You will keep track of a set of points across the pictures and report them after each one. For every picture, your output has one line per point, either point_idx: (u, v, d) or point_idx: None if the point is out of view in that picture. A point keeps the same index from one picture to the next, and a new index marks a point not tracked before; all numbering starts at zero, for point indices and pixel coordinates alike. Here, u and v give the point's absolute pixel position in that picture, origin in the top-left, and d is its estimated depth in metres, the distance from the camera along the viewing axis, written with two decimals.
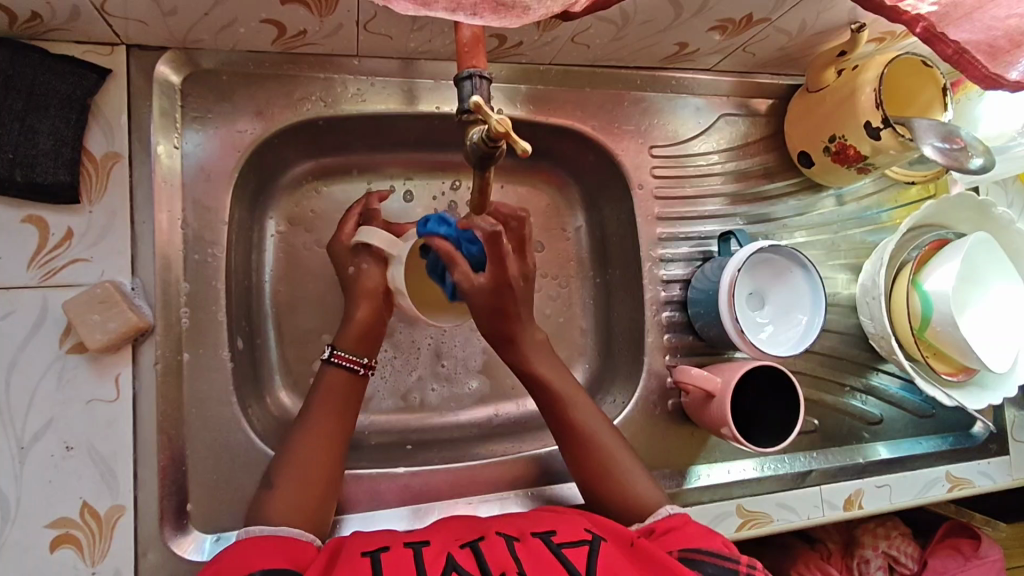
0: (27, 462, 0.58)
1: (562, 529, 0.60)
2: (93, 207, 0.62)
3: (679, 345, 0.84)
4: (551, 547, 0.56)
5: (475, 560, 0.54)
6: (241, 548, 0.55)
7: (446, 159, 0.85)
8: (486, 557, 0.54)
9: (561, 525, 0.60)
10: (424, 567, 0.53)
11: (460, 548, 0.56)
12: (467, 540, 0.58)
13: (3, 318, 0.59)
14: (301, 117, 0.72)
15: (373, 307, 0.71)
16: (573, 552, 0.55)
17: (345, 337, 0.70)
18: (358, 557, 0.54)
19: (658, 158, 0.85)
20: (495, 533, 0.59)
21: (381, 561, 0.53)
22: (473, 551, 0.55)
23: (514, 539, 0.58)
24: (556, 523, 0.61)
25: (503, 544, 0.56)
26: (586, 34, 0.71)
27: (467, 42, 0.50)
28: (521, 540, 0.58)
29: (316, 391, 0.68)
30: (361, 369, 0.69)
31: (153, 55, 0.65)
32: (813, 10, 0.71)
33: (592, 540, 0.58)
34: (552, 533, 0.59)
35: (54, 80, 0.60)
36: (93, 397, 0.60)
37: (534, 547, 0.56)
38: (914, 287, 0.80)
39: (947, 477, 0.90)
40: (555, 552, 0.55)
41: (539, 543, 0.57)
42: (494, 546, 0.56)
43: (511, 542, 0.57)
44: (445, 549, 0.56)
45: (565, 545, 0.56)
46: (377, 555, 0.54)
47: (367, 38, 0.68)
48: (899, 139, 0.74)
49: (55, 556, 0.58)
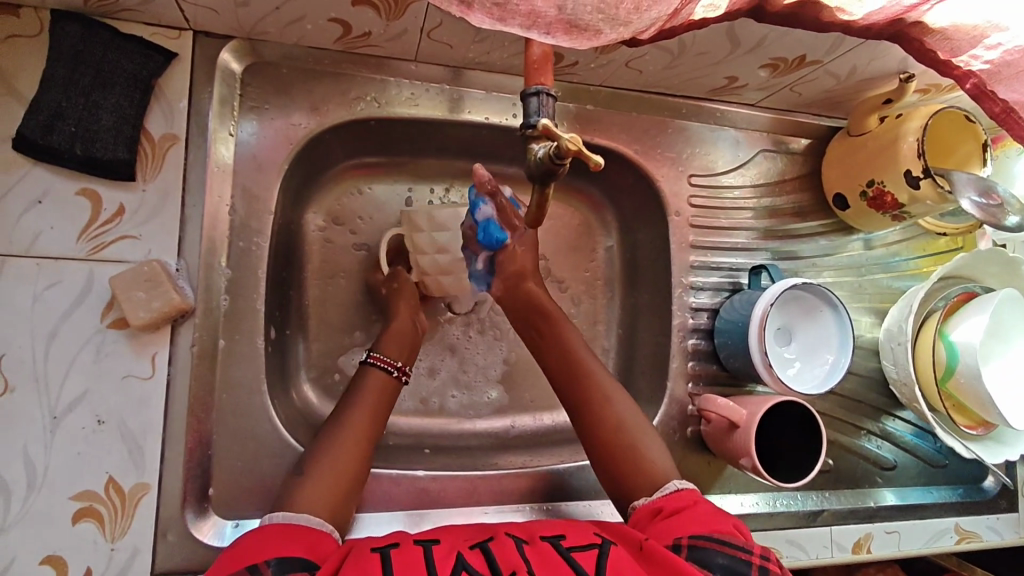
0: (59, 432, 0.59)
1: (572, 533, 0.59)
2: (147, 185, 0.63)
3: (703, 373, 0.84)
4: (560, 550, 0.56)
5: (485, 559, 0.54)
6: (255, 536, 0.55)
7: (486, 169, 0.86)
8: (496, 557, 0.54)
9: (571, 530, 0.60)
10: (433, 562, 0.53)
11: (470, 548, 0.56)
12: (475, 541, 0.58)
13: (49, 288, 0.59)
14: (354, 115, 0.73)
15: (408, 318, 0.76)
16: (581, 556, 0.55)
17: (384, 342, 0.74)
18: (368, 553, 0.53)
19: (696, 187, 0.86)
20: (505, 534, 0.59)
21: (389, 558, 0.53)
22: (482, 551, 0.55)
23: (522, 542, 0.58)
24: (567, 528, 0.61)
25: (511, 545, 0.56)
26: (641, 60, 0.72)
27: (535, 60, 0.51)
28: (529, 543, 0.58)
29: (354, 392, 0.70)
30: (396, 371, 0.72)
31: (218, 43, 0.66)
32: (864, 57, 0.72)
33: (601, 544, 0.57)
34: (561, 537, 0.58)
35: (122, 59, 0.62)
36: (129, 373, 0.61)
37: (543, 549, 0.56)
38: (941, 337, 0.81)
39: (956, 529, 0.90)
40: (562, 555, 0.55)
41: (548, 547, 0.56)
42: (505, 548, 0.55)
43: (519, 544, 0.57)
44: (454, 548, 0.56)
45: (574, 549, 0.56)
46: (386, 552, 0.54)
47: (428, 45, 0.69)
48: (938, 190, 0.75)
49: (76, 528, 0.58)
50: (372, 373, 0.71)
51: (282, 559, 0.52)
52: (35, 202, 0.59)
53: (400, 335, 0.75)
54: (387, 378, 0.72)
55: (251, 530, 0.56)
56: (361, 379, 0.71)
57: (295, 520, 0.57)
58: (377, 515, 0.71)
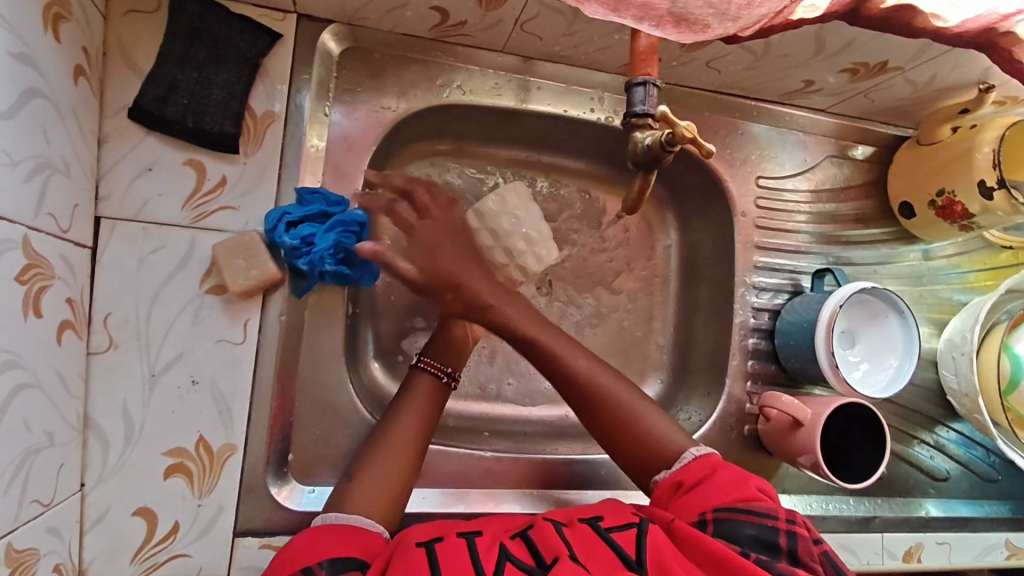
0: (156, 390, 0.61)
1: (609, 514, 0.61)
2: (248, 159, 0.65)
3: (762, 373, 0.85)
4: (601, 533, 0.57)
5: (526, 547, 0.56)
6: (310, 536, 0.57)
7: (555, 162, 0.88)
8: (538, 546, 0.56)
9: (607, 511, 0.62)
10: (478, 558, 0.54)
11: (511, 538, 0.58)
12: (515, 531, 0.59)
13: (154, 252, 0.62)
14: (440, 102, 0.75)
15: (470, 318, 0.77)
16: (621, 538, 0.57)
17: (434, 348, 0.74)
18: (413, 550, 0.54)
19: (762, 189, 0.87)
20: (543, 519, 0.60)
21: (437, 552, 0.54)
22: (523, 541, 0.57)
23: (561, 524, 0.59)
24: (603, 509, 0.62)
25: (550, 528, 0.58)
26: (724, 60, 0.73)
27: (642, 53, 0.53)
28: (568, 525, 0.59)
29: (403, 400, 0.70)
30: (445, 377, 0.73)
31: (319, 26, 0.68)
32: (947, 66, 0.72)
33: (639, 523, 0.59)
34: (598, 518, 0.60)
35: (234, 37, 0.64)
36: (222, 337, 0.63)
37: (583, 532, 0.58)
38: (1005, 349, 0.81)
39: (1006, 544, 0.90)
40: (602, 537, 0.57)
41: (588, 530, 0.58)
42: (544, 532, 0.57)
43: (559, 527, 0.59)
44: (496, 539, 0.58)
45: (613, 530, 0.58)
46: (431, 546, 0.55)
47: (519, 36, 0.71)
48: (1011, 202, 0.76)
49: (167, 483, 0.61)
50: (421, 377, 0.72)
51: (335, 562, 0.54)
52: (146, 169, 0.62)
53: (455, 344, 0.75)
54: (436, 384, 0.72)
55: (306, 530, 0.58)
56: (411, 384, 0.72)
57: (347, 519, 0.59)
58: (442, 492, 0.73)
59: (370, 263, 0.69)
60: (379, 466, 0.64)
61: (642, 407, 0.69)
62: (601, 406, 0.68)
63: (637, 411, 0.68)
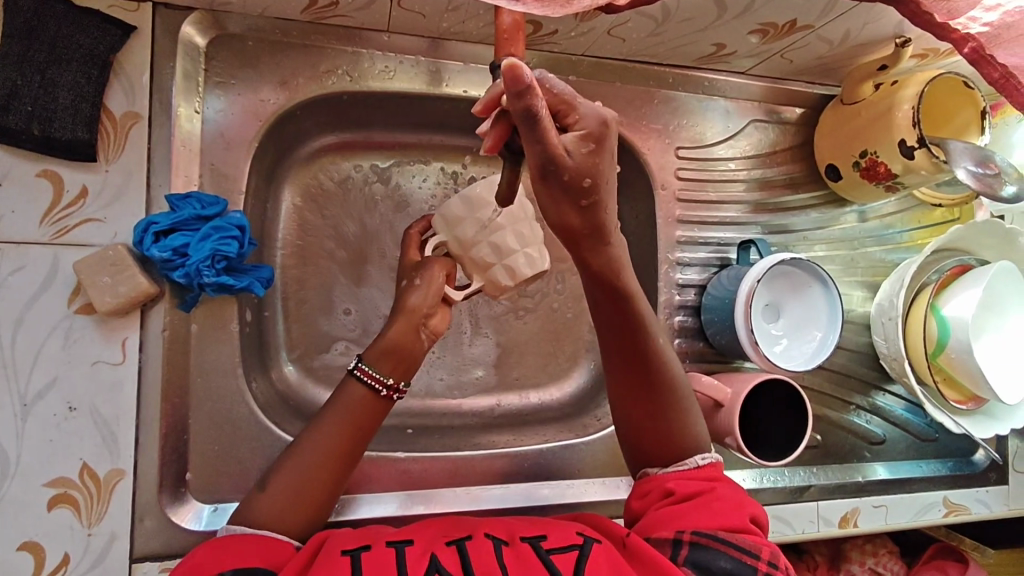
0: (29, 420, 0.58)
1: (553, 534, 0.58)
2: (110, 166, 0.61)
3: (689, 350, 0.83)
4: (539, 553, 0.55)
5: (459, 560, 0.53)
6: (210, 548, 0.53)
7: (468, 143, 0.84)
8: (470, 559, 0.53)
9: (552, 530, 0.59)
10: (405, 569, 0.51)
11: (445, 546, 0.55)
12: (452, 539, 0.57)
13: (13, 273, 0.58)
14: (326, 89, 0.70)
15: (410, 330, 0.65)
16: (560, 559, 0.54)
17: (374, 352, 0.64)
18: (337, 557, 0.52)
19: (683, 160, 0.83)
20: (483, 534, 0.57)
21: (360, 563, 0.52)
22: (457, 550, 0.54)
23: (502, 543, 0.57)
24: (549, 527, 0.60)
25: (489, 546, 0.55)
26: (624, 27, 0.69)
27: (505, 29, 0.47)
28: (509, 544, 0.56)
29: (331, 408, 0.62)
30: (383, 391, 0.63)
31: (179, 14, 0.63)
32: (857, 21, 0.68)
33: (583, 545, 0.56)
34: (542, 537, 0.57)
35: (78, 34, 0.59)
36: (99, 359, 0.60)
37: (523, 552, 0.55)
38: (933, 312, 0.79)
39: (944, 501, 0.89)
40: (541, 558, 0.54)
41: (528, 548, 0.55)
42: (480, 550, 0.54)
43: (498, 545, 0.56)
44: (429, 548, 0.55)
45: (554, 551, 0.55)
46: (357, 554, 0.53)
47: (401, 14, 0.66)
48: (933, 160, 0.73)
49: (52, 515, 0.58)
50: (353, 387, 0.63)
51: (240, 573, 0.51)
52: None
53: (396, 350, 0.64)
54: (371, 398, 0.63)
55: (204, 544, 0.54)
56: (343, 390, 0.63)
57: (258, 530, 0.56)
58: (362, 497, 0.71)
59: (260, 268, 0.67)
60: (294, 481, 0.59)
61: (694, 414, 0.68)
62: (663, 396, 0.66)
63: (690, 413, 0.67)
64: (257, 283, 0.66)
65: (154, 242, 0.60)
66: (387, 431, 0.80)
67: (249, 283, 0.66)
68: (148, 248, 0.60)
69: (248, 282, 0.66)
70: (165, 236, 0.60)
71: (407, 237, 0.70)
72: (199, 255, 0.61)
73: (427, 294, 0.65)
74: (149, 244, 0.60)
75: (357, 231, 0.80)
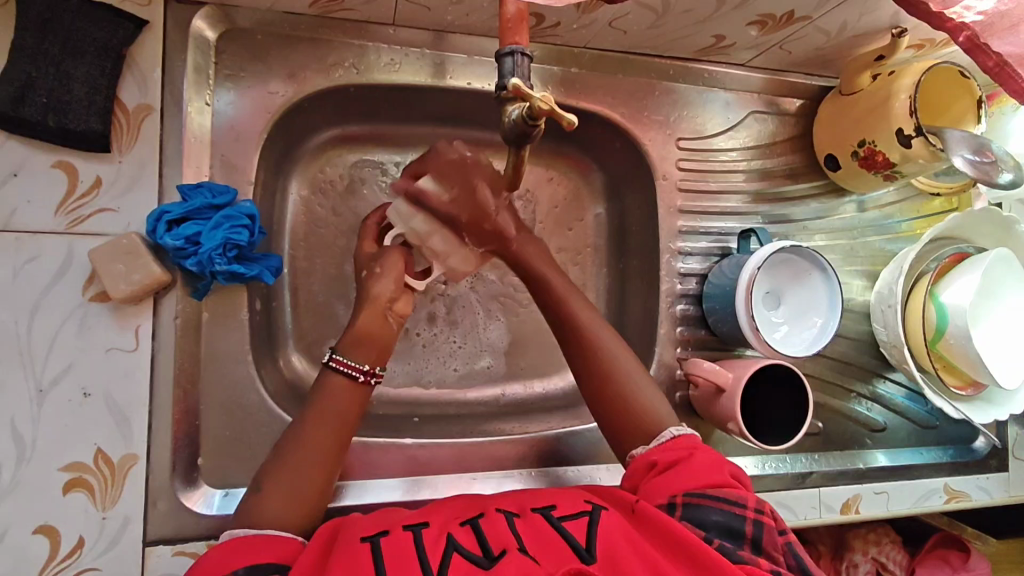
0: (45, 405, 0.59)
1: (562, 504, 0.60)
2: (123, 157, 0.62)
3: (691, 339, 0.84)
4: (551, 521, 0.56)
5: (475, 537, 0.54)
6: (225, 551, 0.53)
7: (472, 136, 0.85)
8: (486, 535, 0.54)
9: (562, 500, 0.61)
10: (424, 551, 0.52)
11: (460, 526, 0.56)
12: (466, 518, 0.57)
13: (29, 262, 0.59)
14: (333, 82, 0.71)
15: (378, 316, 0.66)
16: (572, 525, 0.55)
17: (349, 344, 0.64)
18: (358, 544, 0.52)
19: (684, 150, 0.85)
20: (495, 510, 0.58)
21: (379, 552, 0.51)
22: (473, 529, 0.55)
23: (514, 515, 0.58)
24: (558, 497, 0.61)
25: (502, 520, 0.56)
26: (625, 19, 0.70)
27: (509, 19, 0.49)
28: (522, 516, 0.58)
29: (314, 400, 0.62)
30: (361, 376, 0.63)
31: (190, 9, 0.64)
32: (855, 12, 0.70)
33: (591, 511, 0.58)
34: (552, 508, 0.59)
35: (91, 27, 0.60)
36: (113, 345, 0.61)
37: (535, 522, 0.56)
38: (932, 299, 0.80)
39: (945, 488, 0.90)
40: (554, 526, 0.55)
41: (540, 519, 0.57)
42: (495, 524, 0.55)
43: (511, 518, 0.57)
44: (444, 529, 0.55)
45: (565, 519, 0.56)
46: (376, 540, 0.53)
47: (406, 8, 0.67)
48: (930, 148, 0.74)
49: (67, 498, 0.59)
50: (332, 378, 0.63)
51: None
52: (11, 175, 0.58)
53: (366, 339, 0.65)
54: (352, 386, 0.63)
55: (217, 546, 0.53)
56: (323, 380, 0.63)
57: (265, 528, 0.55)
58: (371, 482, 0.72)
59: (269, 258, 0.68)
60: (288, 475, 0.59)
61: (636, 376, 0.69)
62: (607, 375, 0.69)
63: (630, 377, 0.69)
64: (266, 273, 0.68)
65: (166, 231, 0.61)
66: (395, 420, 0.82)
67: (259, 272, 0.67)
68: (161, 238, 0.61)
69: (258, 271, 0.67)
70: (178, 226, 0.62)
71: (364, 229, 0.73)
72: (211, 244, 0.62)
73: (388, 280, 0.68)
74: (161, 234, 0.61)
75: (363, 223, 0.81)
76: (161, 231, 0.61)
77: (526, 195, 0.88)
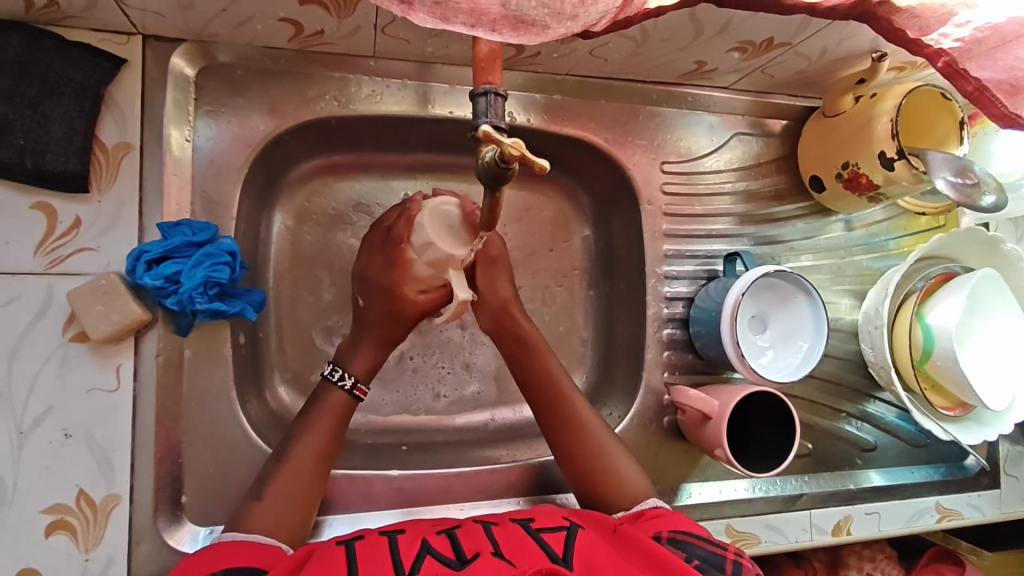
0: (26, 448, 0.59)
1: (541, 517, 0.60)
2: (102, 196, 0.62)
3: (679, 362, 0.84)
4: (530, 531, 0.56)
5: (452, 544, 0.54)
6: (207, 552, 0.54)
7: (457, 162, 0.85)
8: (464, 542, 0.54)
9: (540, 514, 0.61)
10: (398, 554, 0.52)
11: (437, 535, 0.56)
12: (442, 530, 0.58)
13: (8, 304, 0.59)
14: (315, 114, 0.71)
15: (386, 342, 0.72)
16: (550, 537, 0.55)
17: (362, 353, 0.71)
18: (333, 547, 0.54)
19: (669, 174, 0.85)
20: (473, 522, 0.59)
21: (355, 549, 0.53)
22: (449, 537, 0.55)
23: (492, 525, 0.58)
24: (537, 513, 0.61)
25: (480, 529, 0.57)
26: (605, 48, 0.70)
27: (483, 59, 0.49)
28: (499, 525, 0.58)
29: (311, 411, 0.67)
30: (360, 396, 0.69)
31: (169, 46, 0.64)
32: (834, 38, 0.70)
33: (570, 526, 0.57)
34: (531, 519, 0.59)
35: (69, 68, 0.60)
36: (93, 386, 0.61)
37: (513, 531, 0.56)
38: (918, 319, 0.80)
39: (937, 507, 0.90)
40: (532, 535, 0.55)
41: (518, 529, 0.57)
42: (473, 532, 0.56)
43: (489, 528, 0.57)
44: (420, 536, 0.56)
45: (544, 530, 0.56)
46: (351, 544, 0.54)
47: (385, 41, 0.67)
48: (912, 171, 0.74)
49: (49, 541, 0.59)
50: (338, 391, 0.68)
51: (234, 569, 0.52)
52: None
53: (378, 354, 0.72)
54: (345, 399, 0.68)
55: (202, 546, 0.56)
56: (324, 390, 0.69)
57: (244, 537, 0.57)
58: (356, 516, 0.72)
59: (251, 292, 0.69)
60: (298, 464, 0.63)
61: (588, 418, 0.72)
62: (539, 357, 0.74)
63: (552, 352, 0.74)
64: (250, 308, 0.68)
65: (144, 271, 0.61)
66: (382, 449, 0.81)
67: (242, 309, 0.67)
68: (139, 278, 0.61)
69: (240, 307, 0.67)
70: (157, 266, 0.61)
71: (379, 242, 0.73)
72: (190, 283, 0.62)
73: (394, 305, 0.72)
74: (140, 274, 0.61)
75: (349, 251, 0.81)
76: (138, 271, 0.61)
77: (511, 219, 0.88)
